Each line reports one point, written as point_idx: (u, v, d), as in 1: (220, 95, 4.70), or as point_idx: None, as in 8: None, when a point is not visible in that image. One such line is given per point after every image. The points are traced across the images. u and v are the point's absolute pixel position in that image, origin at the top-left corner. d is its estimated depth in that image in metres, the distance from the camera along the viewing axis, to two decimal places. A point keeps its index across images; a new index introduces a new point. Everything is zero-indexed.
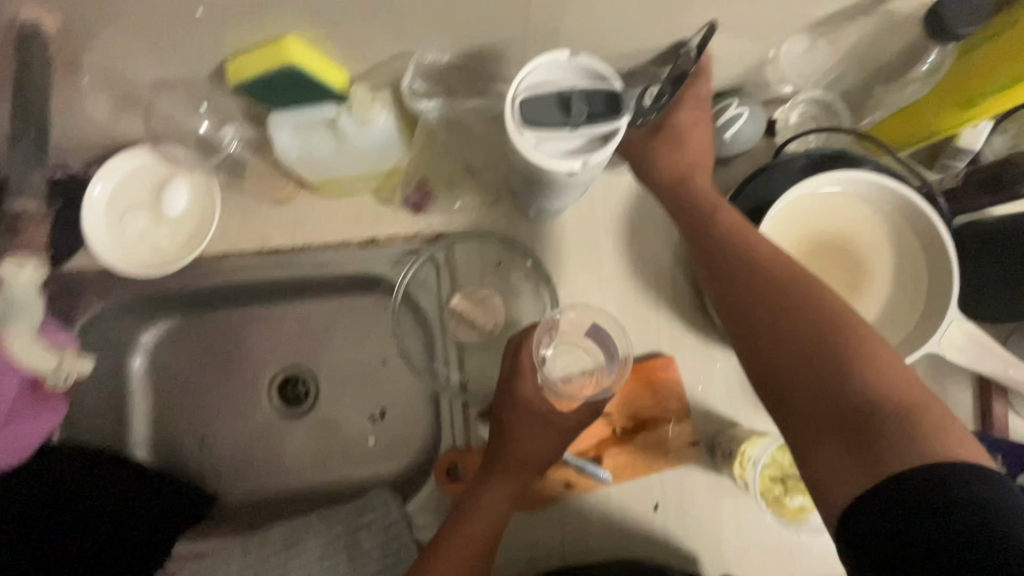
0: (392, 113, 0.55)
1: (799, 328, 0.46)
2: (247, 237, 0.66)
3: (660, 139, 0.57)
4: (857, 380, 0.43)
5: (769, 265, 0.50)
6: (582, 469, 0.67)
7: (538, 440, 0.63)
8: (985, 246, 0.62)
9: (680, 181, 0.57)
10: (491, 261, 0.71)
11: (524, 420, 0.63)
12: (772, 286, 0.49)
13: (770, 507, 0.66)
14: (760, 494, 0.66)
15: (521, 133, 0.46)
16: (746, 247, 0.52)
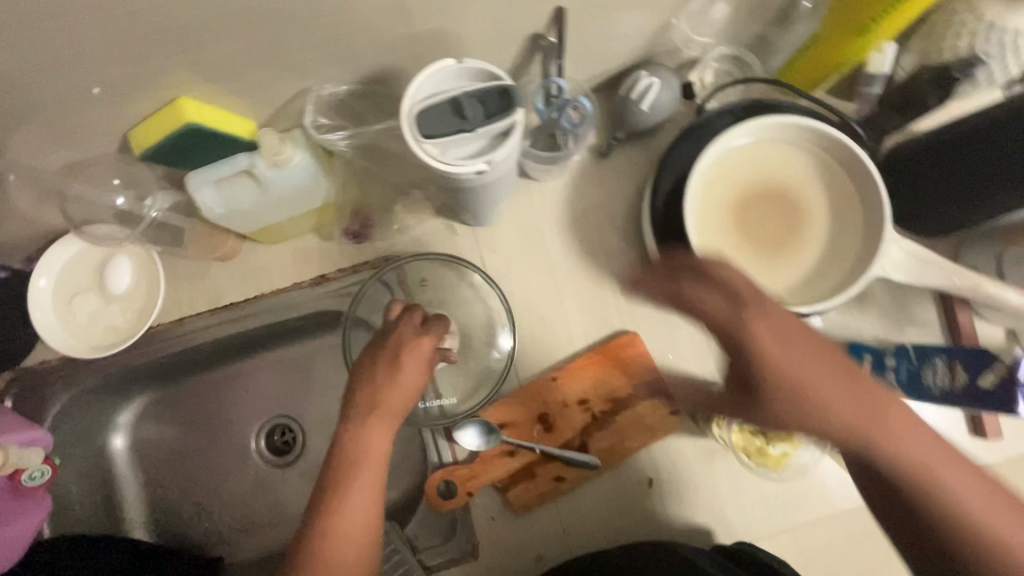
0: (306, 152, 0.55)
1: (847, 420, 0.44)
2: (201, 299, 0.70)
3: (693, 292, 0.47)
4: (969, 536, 0.42)
5: (815, 388, 0.44)
6: (570, 460, 0.65)
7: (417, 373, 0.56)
8: (917, 163, 0.63)
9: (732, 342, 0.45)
10: (444, 274, 0.72)
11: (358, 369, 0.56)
12: (834, 420, 0.44)
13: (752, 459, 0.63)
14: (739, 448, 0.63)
15: (421, 145, 0.45)
16: (812, 395, 0.44)
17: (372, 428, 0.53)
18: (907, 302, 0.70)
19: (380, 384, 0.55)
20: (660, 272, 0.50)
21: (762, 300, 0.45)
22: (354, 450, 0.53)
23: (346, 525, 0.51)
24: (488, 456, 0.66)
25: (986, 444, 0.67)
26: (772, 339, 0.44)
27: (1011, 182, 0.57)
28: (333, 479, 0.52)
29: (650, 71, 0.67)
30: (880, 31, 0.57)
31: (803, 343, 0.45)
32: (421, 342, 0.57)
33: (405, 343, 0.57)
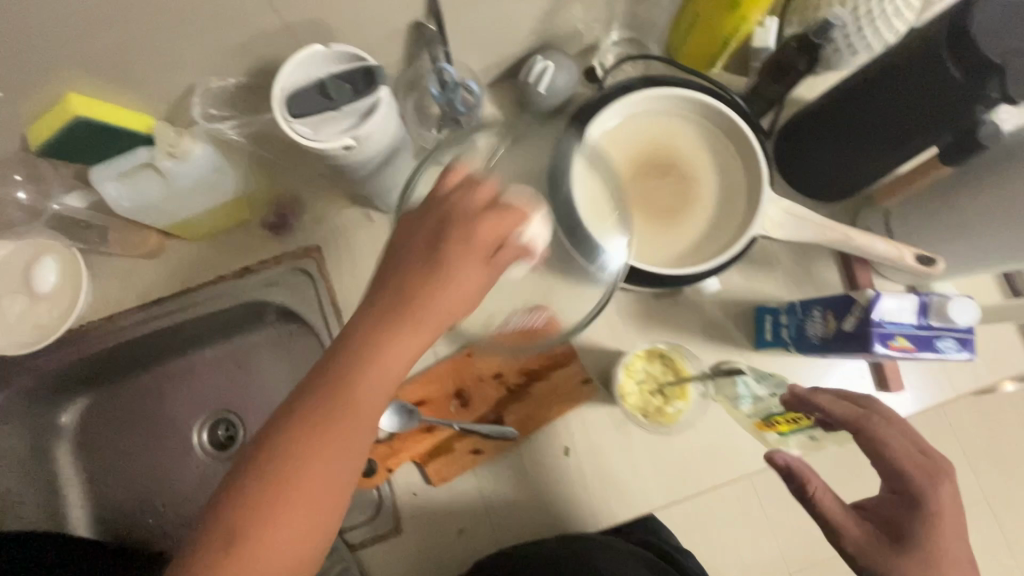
0: (205, 143, 0.58)
1: None
2: (129, 295, 0.73)
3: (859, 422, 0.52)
4: None
5: (940, 517, 0.48)
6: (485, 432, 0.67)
7: (472, 270, 0.45)
8: (797, 130, 0.66)
9: (874, 449, 0.51)
10: (363, 261, 0.74)
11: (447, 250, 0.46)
12: (928, 520, 0.48)
13: (649, 420, 0.67)
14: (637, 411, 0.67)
15: (290, 124, 0.48)
16: (902, 462, 0.50)
17: (422, 308, 0.44)
18: (811, 266, 0.72)
19: (425, 272, 0.45)
20: (872, 419, 0.52)
21: (909, 431, 0.52)
22: (382, 334, 0.44)
23: (360, 426, 0.43)
24: (405, 435, 0.67)
25: (889, 396, 0.69)
26: (935, 488, 0.49)
27: (879, 142, 0.58)
28: (331, 377, 0.43)
29: (546, 56, 0.70)
30: (749, 4, 0.61)
31: (942, 488, 0.49)
32: (477, 226, 0.46)
33: (468, 220, 0.46)
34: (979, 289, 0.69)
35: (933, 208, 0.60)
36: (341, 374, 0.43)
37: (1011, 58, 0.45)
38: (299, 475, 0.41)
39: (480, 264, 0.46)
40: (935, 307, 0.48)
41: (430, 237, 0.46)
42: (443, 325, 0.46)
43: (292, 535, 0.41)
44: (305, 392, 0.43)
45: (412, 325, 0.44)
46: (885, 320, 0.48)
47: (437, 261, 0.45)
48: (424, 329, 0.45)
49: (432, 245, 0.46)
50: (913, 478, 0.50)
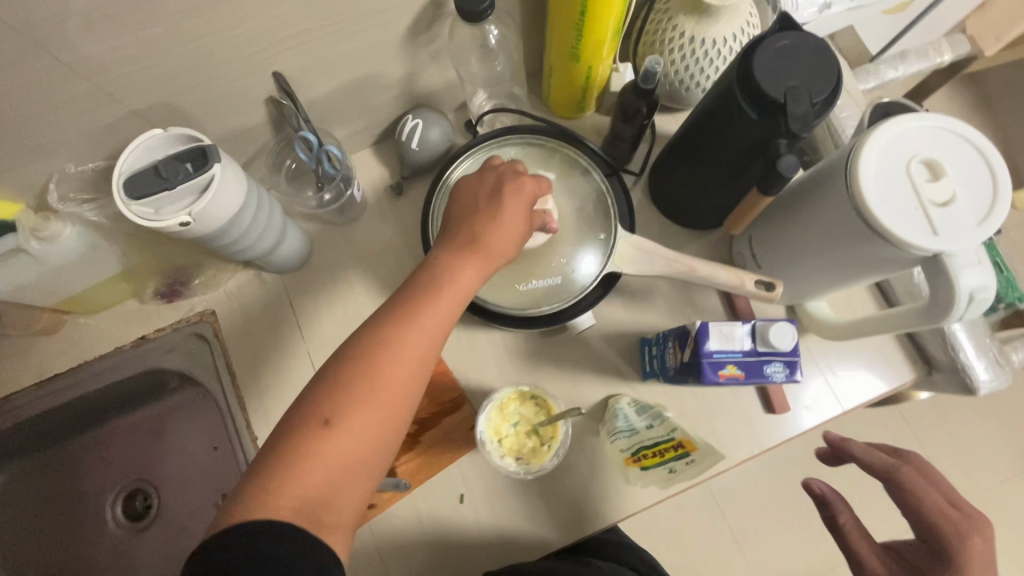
0: (78, 226, 0.62)
1: None
2: (25, 373, 0.74)
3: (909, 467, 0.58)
4: None
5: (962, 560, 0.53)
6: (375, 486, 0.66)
7: (514, 223, 0.52)
8: (658, 168, 0.69)
9: (902, 490, 0.57)
10: (258, 322, 0.75)
11: (482, 211, 0.53)
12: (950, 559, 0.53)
13: (519, 462, 0.66)
14: (511, 452, 0.66)
15: (127, 206, 0.50)
16: (939, 502, 0.56)
17: (450, 284, 0.50)
18: (692, 294, 0.73)
19: (486, 215, 0.52)
20: (909, 473, 0.58)
21: (936, 482, 0.58)
22: (424, 290, 0.50)
23: (388, 377, 0.46)
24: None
25: (776, 417, 0.69)
26: (962, 531, 0.54)
27: (716, 175, 0.61)
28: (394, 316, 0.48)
29: (416, 114, 0.73)
30: (586, 56, 0.65)
31: (973, 537, 0.53)
32: (521, 183, 0.54)
33: (506, 186, 0.53)
34: (853, 303, 0.71)
35: (777, 233, 0.62)
36: (398, 319, 0.48)
37: (790, 94, 0.48)
38: (355, 413, 0.44)
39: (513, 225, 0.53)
40: (760, 332, 0.50)
41: (485, 199, 0.53)
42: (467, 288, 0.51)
43: (331, 477, 0.43)
44: (383, 330, 0.47)
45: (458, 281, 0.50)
46: (715, 348, 0.50)
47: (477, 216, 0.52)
48: (458, 291, 0.50)
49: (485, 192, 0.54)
50: (937, 525, 0.55)
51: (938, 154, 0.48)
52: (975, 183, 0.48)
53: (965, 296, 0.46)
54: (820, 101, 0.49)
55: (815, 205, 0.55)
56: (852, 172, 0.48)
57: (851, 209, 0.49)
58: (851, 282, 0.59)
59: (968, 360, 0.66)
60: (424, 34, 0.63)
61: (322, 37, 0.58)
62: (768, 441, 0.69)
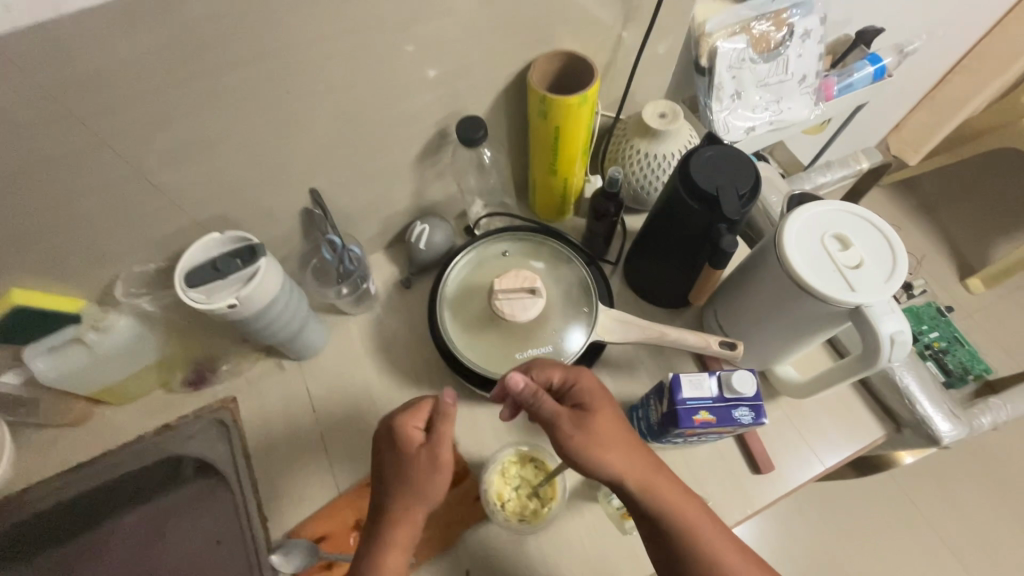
0: (130, 317, 0.71)
1: (645, 491, 0.56)
2: (49, 464, 0.77)
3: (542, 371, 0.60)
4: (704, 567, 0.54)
5: (604, 433, 0.56)
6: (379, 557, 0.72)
7: (439, 483, 0.60)
8: (631, 256, 0.81)
9: (536, 400, 0.57)
10: (275, 406, 0.81)
11: (420, 481, 0.60)
12: (597, 437, 0.56)
13: (524, 521, 0.69)
14: (515, 513, 0.69)
15: (185, 291, 0.60)
16: (572, 387, 0.59)
17: (400, 532, 0.59)
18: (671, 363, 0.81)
19: (412, 486, 0.60)
20: (583, 438, 0.56)
21: (592, 428, 0.56)
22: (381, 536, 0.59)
23: None
24: (305, 570, 0.71)
25: (763, 476, 0.73)
26: (586, 407, 0.58)
27: (677, 258, 0.73)
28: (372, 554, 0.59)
29: (424, 220, 0.86)
30: (562, 171, 0.80)
31: (595, 396, 0.58)
32: (439, 448, 0.61)
33: (430, 458, 0.60)
34: (816, 365, 0.79)
35: (733, 303, 0.72)
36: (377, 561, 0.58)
37: (720, 189, 0.61)
38: None
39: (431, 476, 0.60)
40: (725, 381, 0.58)
41: (404, 477, 0.60)
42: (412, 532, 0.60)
43: None
44: (366, 568, 0.58)
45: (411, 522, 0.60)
46: (686, 396, 0.57)
47: (407, 483, 0.60)
48: (411, 522, 0.60)
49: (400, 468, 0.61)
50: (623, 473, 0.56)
51: (847, 230, 0.61)
52: (880, 252, 0.59)
53: (887, 339, 0.56)
54: (745, 192, 0.62)
55: (760, 276, 0.66)
56: (780, 246, 0.60)
57: (785, 276, 0.60)
58: (804, 340, 0.68)
59: (927, 414, 0.74)
60: (432, 157, 0.79)
61: (351, 160, 0.73)
62: (758, 502, 0.72)
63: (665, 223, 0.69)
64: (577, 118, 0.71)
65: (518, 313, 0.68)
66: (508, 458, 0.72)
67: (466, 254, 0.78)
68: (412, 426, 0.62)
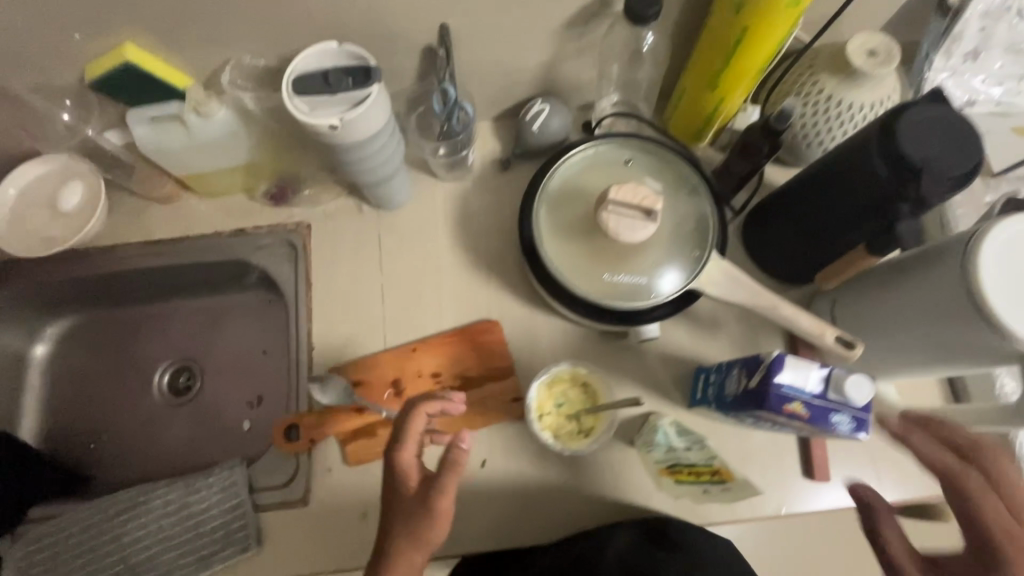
0: (231, 111, 0.68)
1: None
2: (133, 232, 0.80)
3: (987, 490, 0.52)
4: None
5: None
6: None
7: (438, 511, 0.54)
8: (767, 208, 0.68)
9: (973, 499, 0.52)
10: (344, 241, 0.79)
11: (399, 518, 0.55)
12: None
13: (557, 437, 0.67)
14: (551, 430, 0.67)
15: (291, 100, 0.55)
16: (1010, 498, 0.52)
17: (426, 542, 0.54)
18: (759, 342, 0.73)
19: (422, 506, 0.55)
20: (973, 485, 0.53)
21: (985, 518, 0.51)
22: (396, 534, 0.55)
23: None
24: (337, 408, 0.71)
25: (814, 483, 0.68)
26: None
27: (820, 228, 0.61)
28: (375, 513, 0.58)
29: (546, 100, 0.77)
30: (727, 83, 0.67)
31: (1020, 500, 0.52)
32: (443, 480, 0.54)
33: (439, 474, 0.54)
34: (920, 397, 0.70)
35: (852, 306, 0.63)
36: (392, 494, 0.57)
37: (927, 165, 0.48)
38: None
39: (428, 516, 0.54)
40: (833, 380, 0.50)
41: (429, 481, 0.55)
42: (426, 527, 0.54)
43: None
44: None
45: (424, 547, 0.54)
46: (785, 382, 0.49)
47: (401, 513, 0.55)
48: (421, 550, 0.54)
49: (400, 472, 0.56)
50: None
51: None
52: None
53: None
54: (958, 178, 0.49)
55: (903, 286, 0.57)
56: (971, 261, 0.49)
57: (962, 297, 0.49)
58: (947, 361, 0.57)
59: None
60: (580, 28, 0.68)
61: (492, 7, 0.63)
62: (789, 506, 0.67)
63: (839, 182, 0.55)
64: (780, 15, 0.57)
65: (624, 236, 0.59)
66: (568, 371, 0.69)
67: (587, 148, 0.69)
68: (403, 424, 0.57)
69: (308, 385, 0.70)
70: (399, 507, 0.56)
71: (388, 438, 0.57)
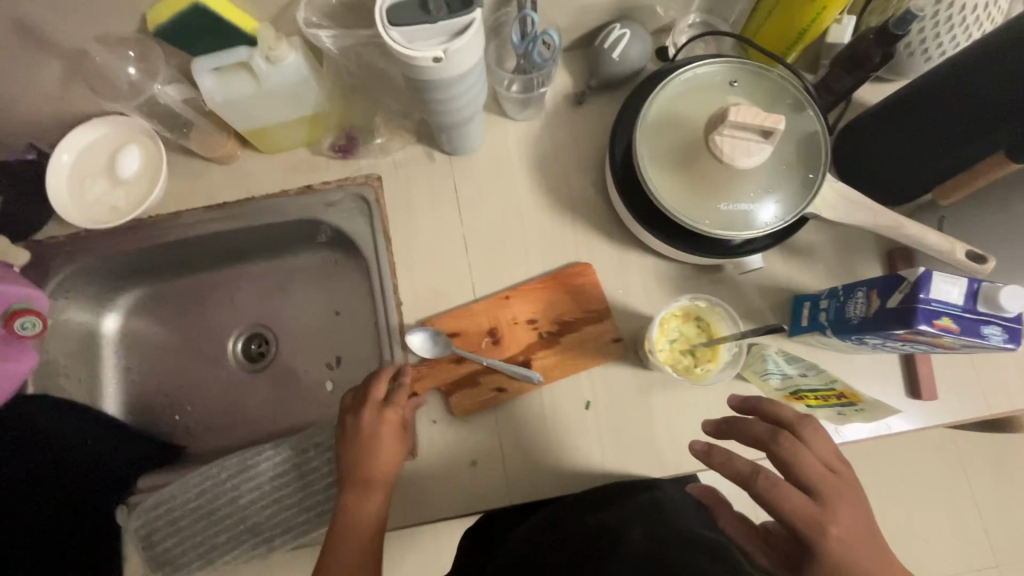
0: (301, 54, 0.63)
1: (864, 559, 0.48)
2: (197, 194, 0.76)
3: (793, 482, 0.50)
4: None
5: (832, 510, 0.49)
6: (511, 371, 0.69)
7: (399, 451, 0.64)
8: (867, 123, 0.65)
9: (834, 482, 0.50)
10: (419, 190, 0.76)
11: (365, 455, 0.62)
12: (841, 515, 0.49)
13: (678, 373, 0.67)
14: (668, 364, 0.67)
15: (388, 31, 0.51)
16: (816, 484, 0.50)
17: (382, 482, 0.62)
18: (858, 268, 0.72)
19: (366, 447, 0.62)
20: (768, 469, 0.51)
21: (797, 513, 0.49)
22: (370, 470, 0.62)
23: None
24: (435, 358, 0.70)
25: (920, 403, 0.68)
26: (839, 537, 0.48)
27: (943, 142, 0.58)
28: (359, 473, 0.61)
29: (624, 25, 0.73)
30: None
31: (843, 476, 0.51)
32: (391, 420, 0.64)
33: (382, 425, 0.63)
34: None
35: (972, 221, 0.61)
36: (369, 443, 0.62)
37: None
38: (355, 516, 0.61)
39: (400, 444, 0.64)
40: (983, 293, 0.49)
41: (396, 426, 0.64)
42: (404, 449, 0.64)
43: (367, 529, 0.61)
44: (349, 512, 0.61)
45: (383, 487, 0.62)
46: (935, 297, 0.48)
47: (355, 455, 0.62)
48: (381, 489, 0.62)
49: (380, 417, 0.63)
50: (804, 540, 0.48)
51: None
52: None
53: None
54: None
55: None
56: None
57: None
58: None
59: None
60: None
61: None
62: (893, 428, 0.68)
63: (978, 85, 0.53)
64: None
65: (743, 160, 0.56)
66: (680, 308, 0.68)
67: (683, 73, 0.65)
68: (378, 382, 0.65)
69: (414, 334, 0.70)
70: (355, 449, 0.63)
71: (374, 397, 0.64)
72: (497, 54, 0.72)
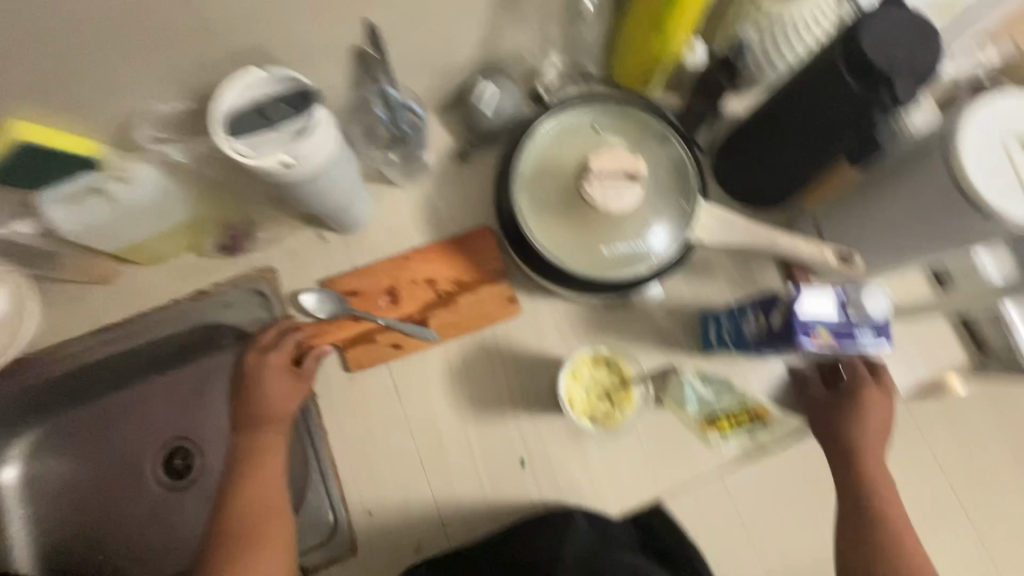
0: (155, 169, 0.61)
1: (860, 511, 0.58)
2: (78, 321, 0.72)
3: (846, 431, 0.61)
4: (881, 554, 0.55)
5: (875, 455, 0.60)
6: (407, 330, 0.70)
7: (296, 391, 0.65)
8: (734, 142, 0.67)
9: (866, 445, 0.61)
10: (316, 274, 0.74)
11: (257, 394, 0.63)
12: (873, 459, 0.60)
13: (598, 423, 0.67)
14: (587, 414, 0.67)
15: (229, 143, 0.49)
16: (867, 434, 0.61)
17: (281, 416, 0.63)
18: (757, 274, 0.74)
19: (255, 392, 0.63)
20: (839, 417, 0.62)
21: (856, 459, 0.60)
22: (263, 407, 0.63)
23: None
24: (334, 319, 0.70)
25: None
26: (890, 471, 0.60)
27: (798, 153, 0.61)
28: (254, 415, 0.63)
29: (490, 79, 0.73)
30: (676, 26, 0.64)
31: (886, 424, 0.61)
32: (279, 362, 0.65)
33: (272, 370, 0.64)
34: (909, 290, 0.74)
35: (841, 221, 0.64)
36: (257, 386, 0.64)
37: (895, 67, 0.49)
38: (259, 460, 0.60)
39: (298, 383, 0.66)
40: (850, 299, 0.51)
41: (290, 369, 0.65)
42: (299, 391, 0.65)
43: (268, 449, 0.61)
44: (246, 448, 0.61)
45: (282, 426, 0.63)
46: (807, 312, 0.50)
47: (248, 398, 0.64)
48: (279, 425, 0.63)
49: (265, 361, 0.65)
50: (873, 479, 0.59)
51: None
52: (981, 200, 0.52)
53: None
54: (924, 76, 0.50)
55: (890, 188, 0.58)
56: (954, 156, 0.50)
57: (949, 191, 0.51)
58: (947, 253, 0.58)
59: None
60: None
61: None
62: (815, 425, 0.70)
63: (812, 102, 0.55)
64: None
65: (614, 204, 0.57)
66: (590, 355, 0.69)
67: (550, 122, 0.66)
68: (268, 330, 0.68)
69: (304, 295, 0.69)
70: (249, 391, 0.63)
71: (260, 343, 0.66)
72: (368, 128, 0.71)
